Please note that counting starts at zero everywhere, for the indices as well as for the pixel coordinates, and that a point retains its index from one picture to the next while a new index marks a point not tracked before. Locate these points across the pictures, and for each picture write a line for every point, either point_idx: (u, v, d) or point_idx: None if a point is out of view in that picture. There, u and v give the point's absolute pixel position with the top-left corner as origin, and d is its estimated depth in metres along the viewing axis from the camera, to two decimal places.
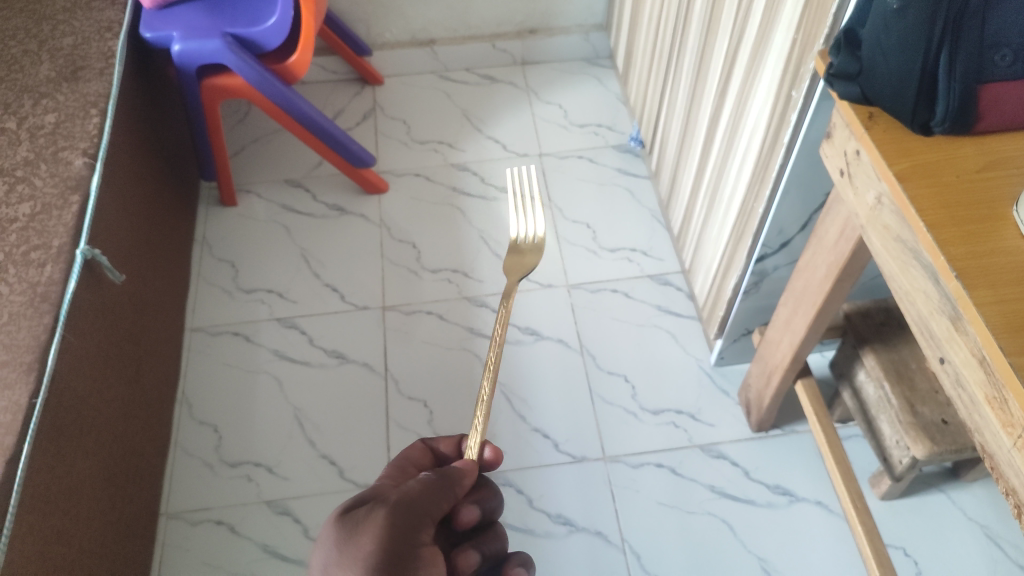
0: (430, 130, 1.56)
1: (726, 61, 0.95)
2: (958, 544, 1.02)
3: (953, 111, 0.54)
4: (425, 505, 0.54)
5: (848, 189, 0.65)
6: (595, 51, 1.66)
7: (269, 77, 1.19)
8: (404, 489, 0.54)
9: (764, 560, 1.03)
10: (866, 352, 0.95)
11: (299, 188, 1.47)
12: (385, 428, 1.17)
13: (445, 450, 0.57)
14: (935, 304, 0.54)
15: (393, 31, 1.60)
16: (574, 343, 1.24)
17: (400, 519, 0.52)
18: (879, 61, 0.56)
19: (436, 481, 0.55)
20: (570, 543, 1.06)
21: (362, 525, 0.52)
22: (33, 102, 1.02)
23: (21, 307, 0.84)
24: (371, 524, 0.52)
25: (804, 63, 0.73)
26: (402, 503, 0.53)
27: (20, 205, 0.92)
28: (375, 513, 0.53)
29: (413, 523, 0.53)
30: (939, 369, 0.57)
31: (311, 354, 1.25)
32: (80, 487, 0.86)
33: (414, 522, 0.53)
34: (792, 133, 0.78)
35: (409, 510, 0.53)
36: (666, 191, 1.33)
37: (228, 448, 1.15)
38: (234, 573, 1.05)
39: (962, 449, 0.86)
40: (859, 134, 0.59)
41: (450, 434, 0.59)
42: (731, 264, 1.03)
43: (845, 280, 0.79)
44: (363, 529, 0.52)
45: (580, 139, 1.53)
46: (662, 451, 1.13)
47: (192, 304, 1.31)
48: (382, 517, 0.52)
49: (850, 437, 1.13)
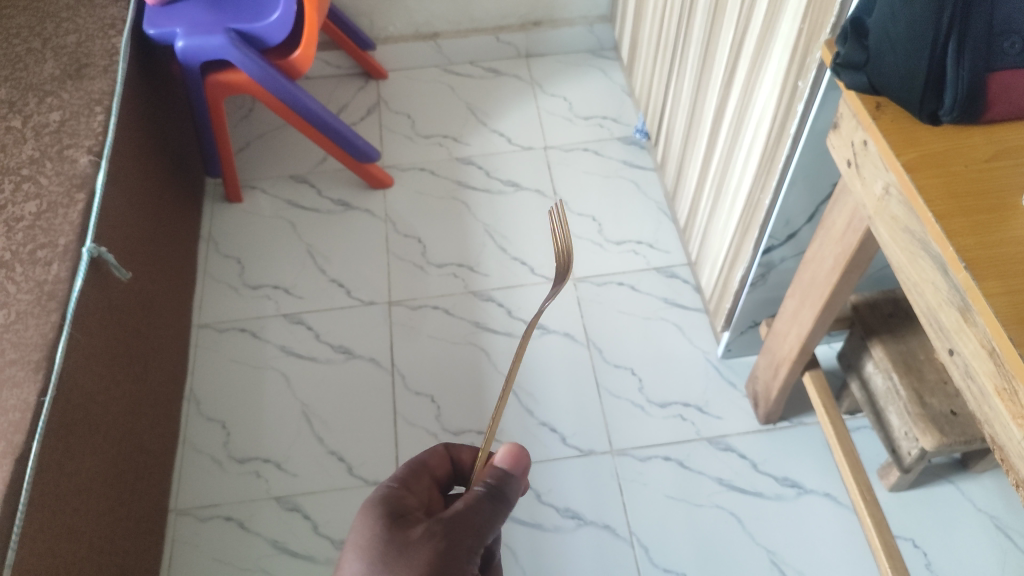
0: (434, 124, 1.55)
1: (731, 51, 0.94)
2: (967, 535, 1.02)
3: (962, 100, 0.54)
4: (485, 530, 0.53)
5: (856, 179, 0.64)
6: (599, 43, 1.65)
7: (273, 73, 1.18)
8: (465, 511, 0.53)
9: (773, 553, 1.03)
10: (874, 344, 0.94)
11: (304, 183, 1.46)
12: (392, 423, 1.17)
13: (502, 470, 0.55)
14: (945, 295, 0.54)
15: (397, 25, 1.59)
16: (580, 337, 1.24)
17: (460, 548, 0.52)
18: (886, 50, 0.55)
19: (495, 505, 0.54)
20: (578, 537, 1.06)
21: (417, 549, 0.52)
22: (38, 101, 1.02)
23: (28, 305, 0.84)
24: (425, 547, 0.52)
25: (810, 53, 0.72)
26: (462, 528, 0.52)
27: (27, 204, 0.92)
28: (433, 537, 0.52)
29: (471, 550, 0.52)
30: (947, 360, 0.57)
31: (317, 350, 1.25)
32: (89, 485, 0.87)
33: (473, 549, 0.52)
34: (798, 123, 0.77)
35: (469, 537, 0.52)
36: (671, 182, 1.32)
37: (236, 444, 1.16)
38: (243, 568, 1.05)
39: (971, 440, 0.86)
40: (867, 124, 0.58)
41: (508, 449, 0.55)
42: (738, 256, 1.02)
43: (853, 272, 0.79)
44: (417, 552, 0.52)
45: (584, 132, 1.52)
46: (670, 444, 1.13)
47: (199, 300, 1.31)
48: (441, 544, 0.52)
49: (858, 429, 1.12)
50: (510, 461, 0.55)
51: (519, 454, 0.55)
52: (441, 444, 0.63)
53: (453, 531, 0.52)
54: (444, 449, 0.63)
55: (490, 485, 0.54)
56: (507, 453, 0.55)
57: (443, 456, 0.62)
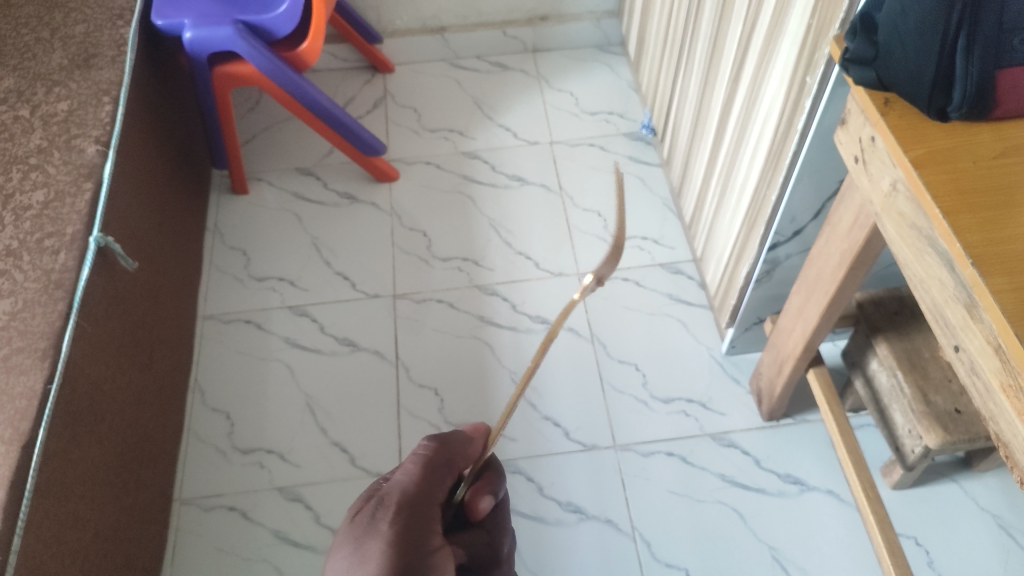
0: (440, 118, 1.55)
1: (739, 46, 0.94)
2: (970, 534, 1.02)
3: (970, 97, 0.54)
4: (424, 498, 0.55)
5: (863, 175, 0.64)
6: (606, 38, 1.65)
7: (281, 66, 1.19)
8: (401, 484, 0.55)
9: (775, 549, 1.03)
10: (879, 341, 0.94)
11: (309, 175, 1.47)
12: (396, 415, 1.17)
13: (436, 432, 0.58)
14: (951, 292, 0.54)
15: (404, 18, 1.59)
16: (585, 332, 1.24)
17: (405, 522, 0.53)
18: (895, 47, 0.55)
19: (429, 467, 0.56)
20: (580, 531, 1.06)
21: (367, 534, 0.53)
22: (45, 90, 1.02)
23: (35, 294, 0.84)
24: (375, 532, 0.53)
25: (818, 48, 0.72)
26: (402, 502, 0.54)
27: (34, 193, 0.92)
28: (380, 520, 0.53)
29: (421, 519, 0.53)
30: (953, 357, 0.57)
31: (322, 342, 1.25)
32: (94, 472, 0.87)
33: (419, 520, 0.53)
34: (806, 119, 0.77)
35: (413, 508, 0.54)
36: (677, 178, 1.32)
37: (240, 435, 1.16)
38: (246, 558, 1.06)
39: (975, 438, 0.86)
40: (875, 120, 0.58)
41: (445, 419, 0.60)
42: (743, 252, 1.02)
43: (859, 268, 0.79)
44: (368, 539, 0.52)
45: (590, 127, 1.52)
46: (673, 439, 1.13)
47: (204, 291, 1.31)
48: (386, 524, 0.53)
49: (862, 427, 1.12)
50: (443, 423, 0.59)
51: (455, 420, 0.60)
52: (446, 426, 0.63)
53: (395, 508, 0.53)
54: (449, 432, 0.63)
55: (423, 449, 0.57)
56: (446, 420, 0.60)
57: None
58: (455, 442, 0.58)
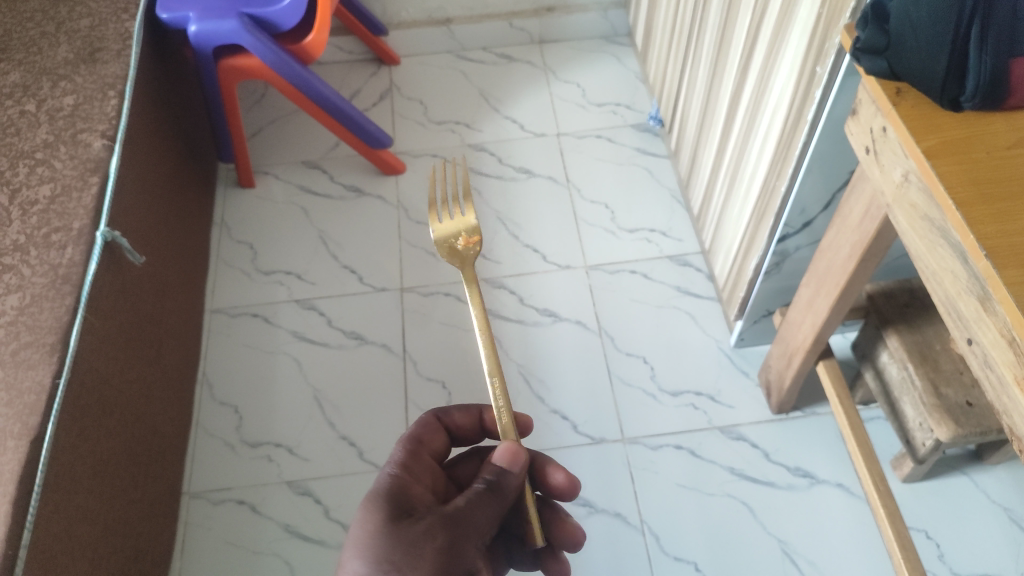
0: (446, 111, 1.55)
1: (748, 36, 0.93)
2: (981, 527, 1.01)
3: (984, 86, 0.53)
4: (483, 527, 0.56)
5: (874, 166, 0.64)
6: (613, 29, 1.64)
7: (286, 58, 1.18)
8: (462, 506, 0.56)
9: (785, 543, 1.03)
10: (889, 334, 0.93)
11: (316, 169, 1.46)
12: (404, 408, 1.17)
13: (503, 465, 0.58)
14: (964, 285, 0.53)
15: (409, 10, 1.58)
16: (592, 325, 1.24)
17: (460, 549, 0.55)
18: (907, 35, 0.54)
19: (493, 501, 0.57)
20: (588, 524, 1.06)
21: (420, 552, 0.54)
22: (51, 84, 1.02)
23: (42, 289, 0.84)
24: (429, 548, 0.54)
25: (829, 37, 0.71)
26: (462, 525, 0.55)
27: (41, 187, 0.92)
28: (435, 538, 0.55)
29: (470, 546, 0.55)
30: (966, 350, 0.56)
31: (330, 336, 1.25)
32: (104, 466, 0.87)
33: (472, 547, 0.55)
34: (816, 109, 0.76)
35: (470, 533, 0.56)
36: (685, 169, 1.31)
37: (249, 429, 1.16)
38: (255, 551, 1.06)
39: (987, 431, 0.85)
40: (887, 110, 0.58)
41: (508, 448, 0.58)
42: (753, 243, 1.01)
43: (870, 261, 0.78)
44: (424, 553, 0.54)
45: (598, 118, 1.51)
46: (681, 432, 1.12)
47: (212, 286, 1.31)
48: (446, 544, 0.54)
49: (872, 419, 1.12)
50: (511, 460, 0.58)
51: (517, 450, 0.58)
52: (431, 414, 0.68)
53: (455, 530, 0.55)
54: (436, 421, 0.68)
55: (490, 480, 0.58)
56: (507, 451, 0.58)
57: (437, 427, 0.68)
58: (518, 482, 0.59)
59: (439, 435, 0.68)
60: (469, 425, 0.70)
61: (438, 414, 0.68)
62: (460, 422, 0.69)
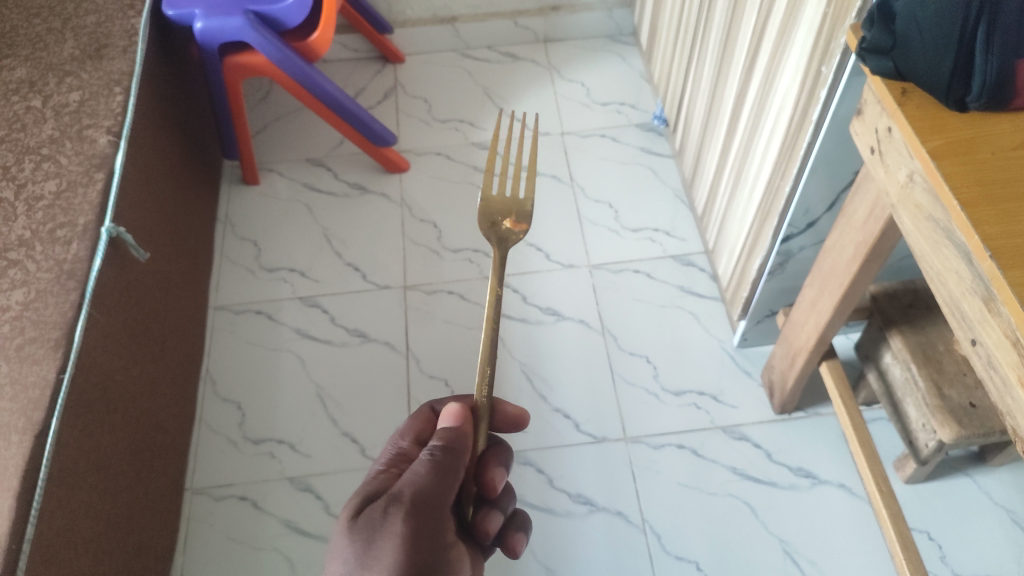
0: (451, 109, 1.55)
1: (753, 36, 0.93)
2: (983, 528, 1.01)
3: (990, 87, 0.53)
4: (439, 497, 0.56)
5: (879, 166, 0.64)
6: (618, 28, 1.64)
7: (291, 56, 1.18)
8: (416, 481, 0.56)
9: (787, 543, 1.03)
10: (892, 334, 0.93)
11: (320, 166, 1.47)
12: (407, 406, 1.17)
13: (450, 430, 0.59)
14: (968, 285, 0.53)
15: (414, 9, 1.58)
16: (595, 323, 1.24)
17: (421, 522, 0.54)
18: (913, 36, 0.54)
19: (445, 467, 0.57)
20: (590, 523, 1.06)
21: (382, 535, 0.54)
22: (58, 80, 1.03)
23: (47, 284, 0.85)
24: (390, 530, 0.54)
25: (834, 37, 0.71)
26: (416, 500, 0.55)
27: (46, 183, 0.93)
28: (393, 518, 0.54)
29: (432, 517, 0.55)
30: (970, 350, 0.56)
31: (333, 333, 1.25)
32: (107, 461, 0.88)
33: (434, 517, 0.55)
34: (821, 110, 0.76)
35: (428, 507, 0.55)
36: (689, 169, 1.31)
37: (251, 426, 1.16)
38: (257, 547, 1.06)
39: (990, 433, 0.85)
40: (892, 110, 0.58)
41: (449, 410, 0.60)
42: (757, 243, 1.01)
43: (874, 261, 0.78)
44: (385, 537, 0.54)
45: (602, 117, 1.51)
46: (684, 432, 1.12)
47: (216, 282, 1.32)
48: (404, 521, 0.54)
49: (875, 420, 1.12)
50: (455, 420, 0.60)
51: (461, 414, 0.60)
52: (426, 407, 0.67)
53: (409, 505, 0.55)
54: (432, 413, 0.67)
55: (438, 447, 0.57)
56: (451, 415, 0.60)
57: (432, 420, 0.66)
58: (466, 442, 0.59)
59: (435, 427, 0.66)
60: None
61: (432, 406, 0.67)
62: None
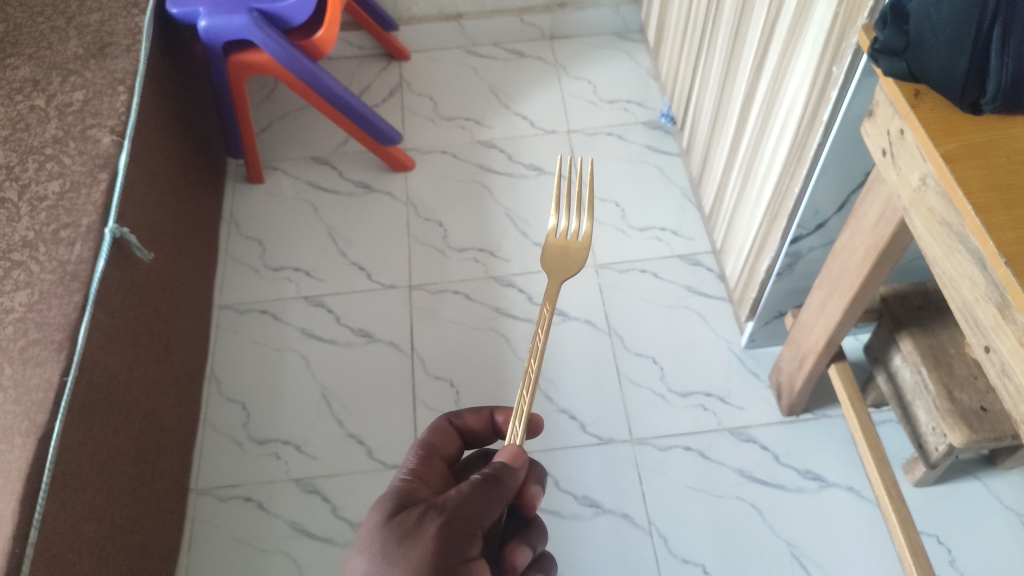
0: (456, 107, 1.54)
1: (762, 35, 0.92)
2: (993, 533, 1.00)
3: (1006, 90, 0.52)
4: (478, 516, 0.55)
5: (891, 169, 0.63)
6: (625, 24, 1.63)
7: (296, 54, 1.17)
8: (458, 495, 0.55)
9: (794, 546, 1.02)
10: (902, 337, 0.92)
11: (325, 164, 1.46)
12: (412, 407, 1.17)
13: (502, 462, 0.58)
14: (982, 291, 0.52)
15: (420, 5, 1.57)
16: (601, 324, 1.23)
17: (454, 535, 0.54)
18: (927, 36, 0.53)
19: (489, 490, 0.56)
20: (597, 525, 1.05)
21: (413, 541, 0.54)
22: (62, 79, 1.02)
23: (51, 285, 0.84)
24: (421, 536, 0.54)
25: (845, 37, 0.70)
26: (454, 513, 0.54)
27: (50, 183, 0.92)
28: (426, 525, 0.54)
29: (466, 533, 0.54)
30: (983, 357, 0.55)
31: (338, 333, 1.25)
32: (111, 464, 0.87)
33: (467, 533, 0.54)
34: (831, 111, 0.75)
35: (463, 521, 0.54)
36: (697, 168, 1.30)
37: (257, 426, 1.16)
38: (263, 549, 1.06)
39: (1000, 437, 0.84)
40: (905, 112, 0.56)
41: (507, 446, 0.59)
42: (765, 244, 1.00)
43: (884, 264, 0.77)
44: (415, 540, 0.54)
45: (609, 115, 1.50)
46: (691, 434, 1.12)
47: (221, 281, 1.31)
48: (436, 528, 0.54)
49: (884, 423, 1.11)
50: (510, 457, 0.58)
51: (517, 452, 0.59)
52: (443, 419, 0.68)
53: (446, 516, 0.54)
54: (449, 425, 0.68)
55: (487, 472, 0.57)
56: (506, 450, 0.59)
57: (448, 432, 0.68)
58: (515, 476, 0.58)
59: (451, 441, 0.68)
60: (481, 427, 0.69)
61: (450, 418, 0.68)
62: (473, 426, 0.69)
